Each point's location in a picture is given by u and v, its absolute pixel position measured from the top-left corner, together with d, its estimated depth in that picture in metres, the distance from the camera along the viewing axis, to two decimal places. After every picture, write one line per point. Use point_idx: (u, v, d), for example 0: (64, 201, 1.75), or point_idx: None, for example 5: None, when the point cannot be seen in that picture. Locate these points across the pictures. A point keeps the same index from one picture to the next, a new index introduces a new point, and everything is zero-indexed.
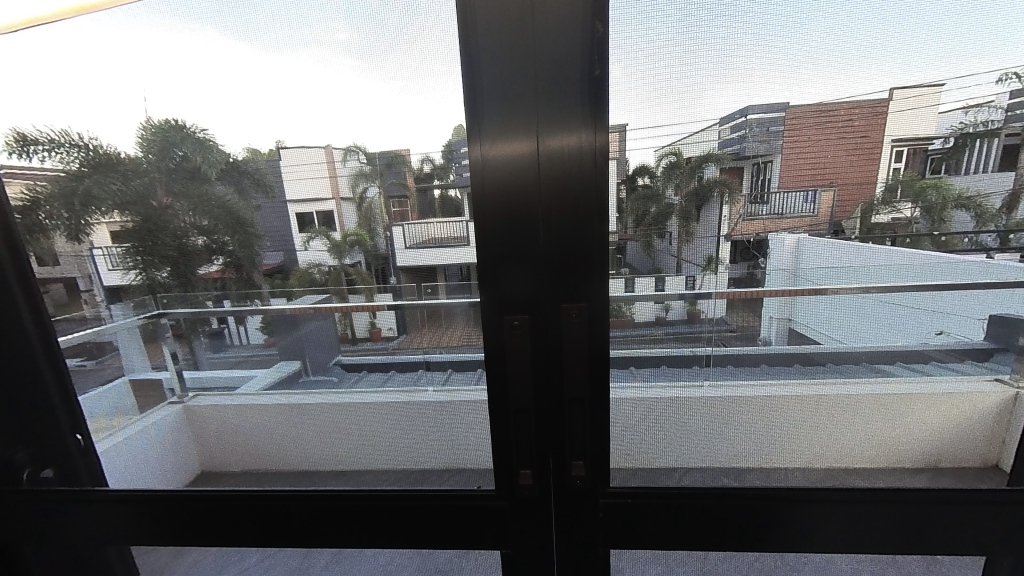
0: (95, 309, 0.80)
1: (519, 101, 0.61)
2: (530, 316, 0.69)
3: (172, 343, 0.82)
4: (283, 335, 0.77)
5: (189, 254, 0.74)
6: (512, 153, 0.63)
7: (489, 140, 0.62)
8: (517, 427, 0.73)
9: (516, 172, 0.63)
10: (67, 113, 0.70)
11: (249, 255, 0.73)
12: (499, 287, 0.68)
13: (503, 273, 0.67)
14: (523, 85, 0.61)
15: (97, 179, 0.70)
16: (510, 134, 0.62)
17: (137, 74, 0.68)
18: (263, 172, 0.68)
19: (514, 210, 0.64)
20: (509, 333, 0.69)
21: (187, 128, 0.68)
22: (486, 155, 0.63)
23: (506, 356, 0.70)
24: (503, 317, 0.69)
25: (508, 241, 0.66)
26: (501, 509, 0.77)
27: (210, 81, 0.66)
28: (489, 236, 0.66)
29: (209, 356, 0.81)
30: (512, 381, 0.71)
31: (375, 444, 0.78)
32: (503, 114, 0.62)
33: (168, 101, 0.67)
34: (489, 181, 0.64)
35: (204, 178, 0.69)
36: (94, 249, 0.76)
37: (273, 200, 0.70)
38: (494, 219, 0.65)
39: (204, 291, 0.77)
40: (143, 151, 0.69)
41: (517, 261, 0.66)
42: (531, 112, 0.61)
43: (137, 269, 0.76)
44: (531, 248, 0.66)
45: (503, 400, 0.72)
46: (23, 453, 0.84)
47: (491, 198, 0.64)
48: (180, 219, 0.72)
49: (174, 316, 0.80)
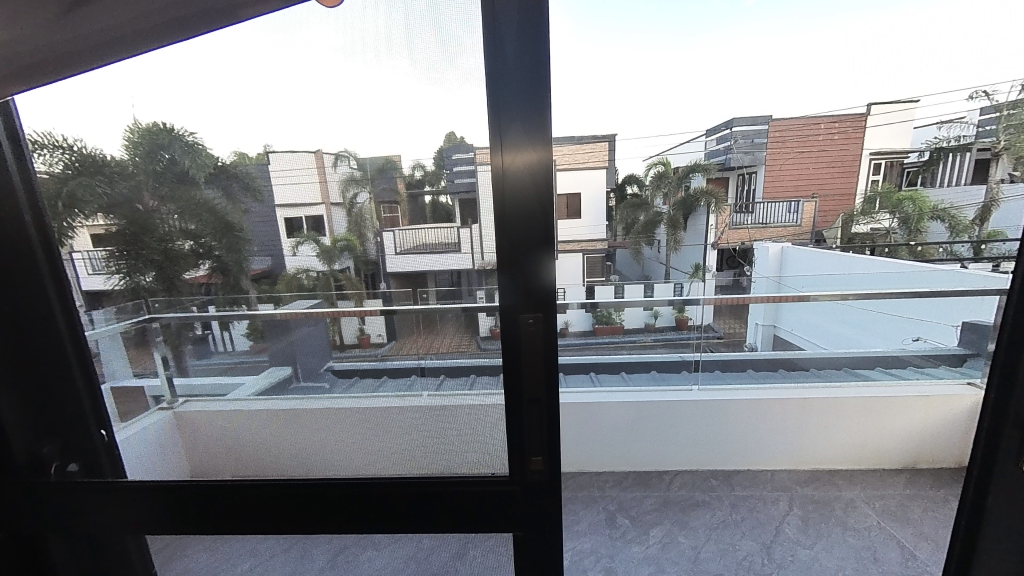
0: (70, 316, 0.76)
1: (524, 109, 0.60)
2: (543, 314, 0.67)
3: (163, 348, 0.88)
4: (273, 341, 0.88)
5: (174, 258, 0.76)
6: (531, 162, 0.62)
7: (508, 150, 0.62)
8: (530, 418, 0.70)
9: (533, 178, 0.62)
10: (47, 114, 0.66)
11: (237, 260, 0.76)
12: (512, 287, 0.66)
13: (518, 270, 0.65)
14: (532, 95, 0.60)
15: (83, 181, 0.69)
16: (528, 143, 0.61)
17: (118, 76, 0.65)
18: (253, 177, 0.69)
19: (532, 216, 0.63)
20: (522, 330, 0.67)
21: (175, 131, 0.67)
22: (506, 165, 0.62)
23: (521, 362, 0.69)
24: (517, 314, 0.67)
25: (522, 241, 0.64)
26: (514, 495, 0.73)
27: (197, 84, 0.65)
28: (505, 238, 0.64)
29: (196, 364, 0.89)
30: (523, 390, 0.70)
31: (370, 445, 0.78)
32: (515, 126, 0.60)
33: (157, 103, 0.66)
34: (505, 187, 0.63)
35: (192, 182, 0.70)
36: (74, 253, 0.73)
37: (263, 205, 0.71)
38: (508, 220, 0.64)
39: (190, 295, 0.80)
40: (128, 154, 0.68)
41: (531, 261, 0.65)
42: (544, 122, 0.61)
43: (123, 273, 0.76)
44: (541, 249, 0.64)
45: (515, 407, 0.70)
46: (52, 444, 0.75)
47: (506, 201, 0.63)
48: (166, 222, 0.73)
49: (165, 320, 0.84)
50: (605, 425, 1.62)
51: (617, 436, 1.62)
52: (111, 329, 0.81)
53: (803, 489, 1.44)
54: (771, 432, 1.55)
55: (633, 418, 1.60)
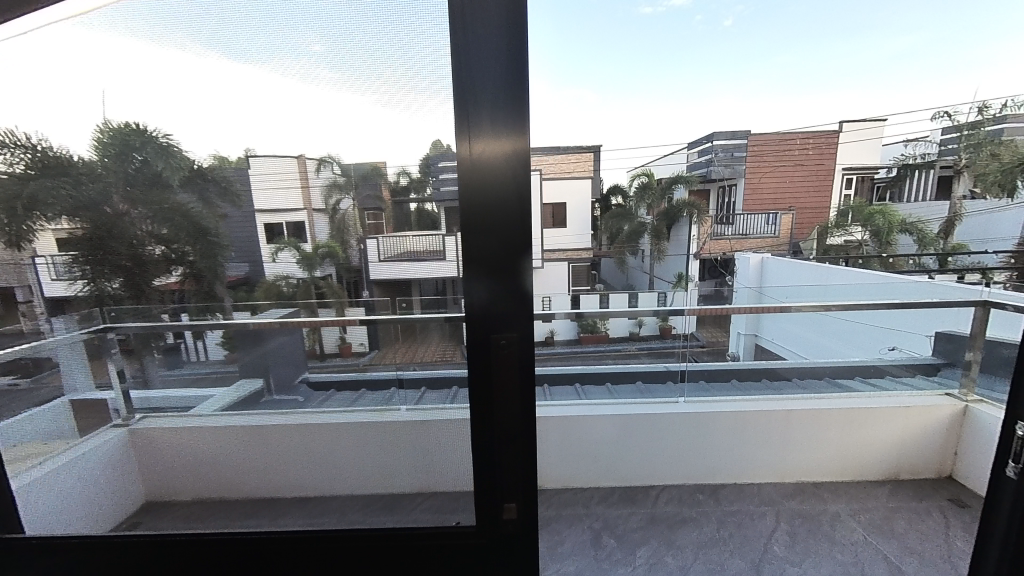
0: (34, 323, 0.68)
1: (490, 100, 0.53)
2: (518, 333, 0.60)
3: (119, 359, 0.78)
4: (248, 351, 0.84)
5: (144, 263, 0.67)
6: (505, 155, 0.55)
7: (478, 139, 0.54)
8: (501, 453, 0.63)
9: (505, 172, 0.55)
10: (14, 108, 0.59)
11: (211, 266, 0.69)
12: (482, 303, 0.59)
13: (490, 283, 0.58)
14: (506, 76, 0.52)
15: (44, 183, 0.61)
16: (497, 134, 0.54)
17: (92, 69, 0.59)
18: (230, 181, 0.63)
19: (506, 221, 0.56)
20: (495, 352, 0.60)
21: (149, 133, 0.61)
22: (473, 160, 0.55)
23: (493, 386, 0.61)
24: (491, 331, 0.60)
25: (496, 250, 0.57)
26: (481, 547, 0.66)
27: (175, 88, 0.59)
28: (472, 247, 0.57)
29: (162, 373, 0.83)
30: (495, 421, 0.62)
31: (346, 462, 0.74)
32: (486, 110, 0.53)
33: (132, 102, 0.60)
34: (473, 186, 0.55)
35: (165, 185, 0.62)
36: (37, 257, 0.65)
37: (242, 209, 0.65)
38: (477, 224, 0.56)
39: (159, 303, 0.71)
40: (97, 156, 0.61)
41: (506, 275, 0.58)
42: (518, 108, 0.53)
43: (86, 280, 0.67)
44: (517, 262, 0.57)
45: (484, 430, 0.63)
46: None
47: (476, 205, 0.56)
48: (136, 227, 0.64)
49: (124, 330, 0.74)
50: (584, 441, 1.43)
51: (597, 450, 1.44)
52: (72, 336, 0.72)
53: (789, 502, 1.31)
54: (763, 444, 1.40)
55: (614, 432, 1.42)
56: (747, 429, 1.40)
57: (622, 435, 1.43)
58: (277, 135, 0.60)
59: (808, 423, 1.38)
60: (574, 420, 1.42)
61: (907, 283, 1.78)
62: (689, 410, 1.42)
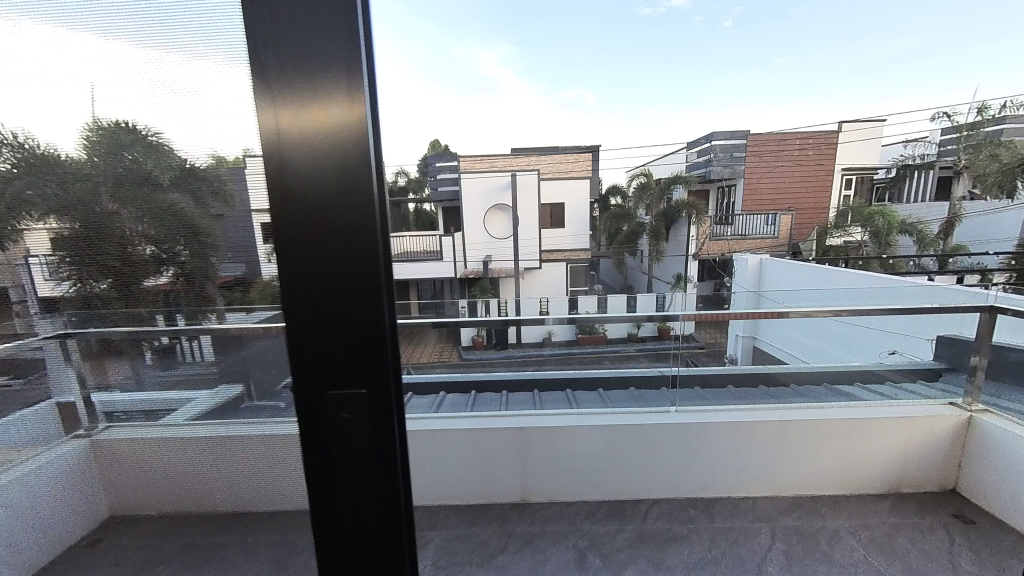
0: (27, 322, 0.58)
1: (292, 66, 0.37)
2: (366, 389, 0.43)
3: (80, 365, 0.62)
4: (228, 357, 0.60)
5: (133, 263, 0.52)
6: (330, 119, 0.38)
7: (282, 101, 0.37)
8: (359, 534, 0.48)
9: (326, 166, 0.38)
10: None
11: (205, 270, 0.53)
12: (316, 343, 0.42)
13: (323, 321, 0.41)
14: (324, 11, 0.36)
15: (29, 181, 0.50)
16: (310, 118, 0.37)
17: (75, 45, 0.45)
18: (226, 183, 0.48)
19: (333, 237, 0.39)
20: (333, 411, 0.44)
21: (139, 130, 0.47)
22: (282, 153, 0.38)
23: (338, 457, 0.45)
24: (325, 386, 0.43)
25: (323, 276, 0.40)
26: None
27: (177, 81, 0.45)
28: (291, 272, 0.41)
29: (152, 375, 0.63)
30: (343, 496, 0.47)
31: (301, 488, 0.64)
32: (293, 54, 0.36)
33: (119, 91, 0.46)
34: (288, 188, 0.39)
35: (155, 184, 0.48)
36: (28, 257, 0.54)
37: (238, 210, 0.48)
38: (299, 233, 0.39)
39: (149, 306, 0.55)
40: (85, 153, 0.48)
41: (346, 305, 0.41)
42: (334, 82, 0.37)
43: (72, 279, 0.54)
44: (364, 300, 0.41)
45: (337, 496, 0.47)
46: None
47: (296, 214, 0.39)
48: (123, 225, 0.50)
49: (85, 336, 0.59)
50: (551, 463, 0.88)
51: (565, 474, 0.88)
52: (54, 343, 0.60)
53: (791, 517, 0.84)
54: (816, 470, 0.89)
55: (598, 453, 0.87)
56: (794, 447, 0.88)
57: (613, 458, 0.88)
58: (254, 100, 0.44)
59: (883, 441, 0.89)
60: (552, 435, 0.87)
61: (913, 288, 1.73)
62: (712, 422, 0.87)
